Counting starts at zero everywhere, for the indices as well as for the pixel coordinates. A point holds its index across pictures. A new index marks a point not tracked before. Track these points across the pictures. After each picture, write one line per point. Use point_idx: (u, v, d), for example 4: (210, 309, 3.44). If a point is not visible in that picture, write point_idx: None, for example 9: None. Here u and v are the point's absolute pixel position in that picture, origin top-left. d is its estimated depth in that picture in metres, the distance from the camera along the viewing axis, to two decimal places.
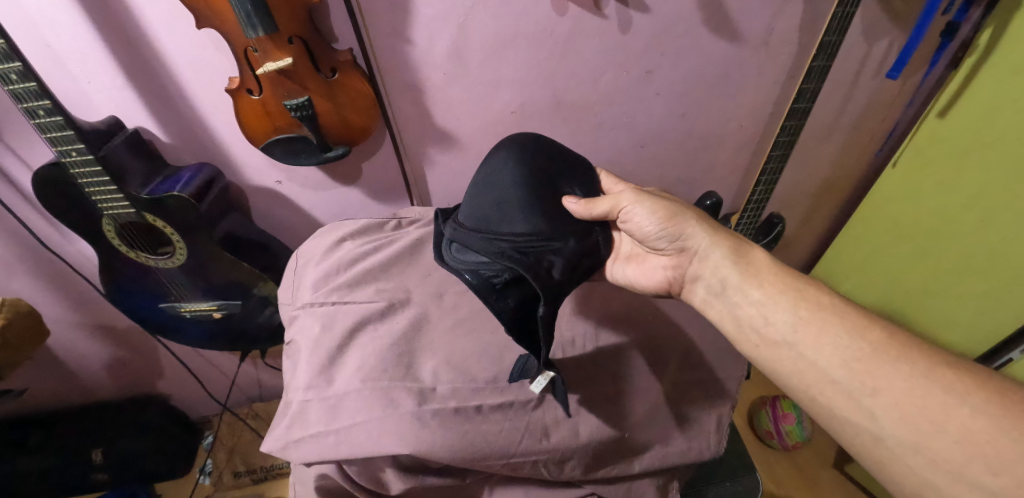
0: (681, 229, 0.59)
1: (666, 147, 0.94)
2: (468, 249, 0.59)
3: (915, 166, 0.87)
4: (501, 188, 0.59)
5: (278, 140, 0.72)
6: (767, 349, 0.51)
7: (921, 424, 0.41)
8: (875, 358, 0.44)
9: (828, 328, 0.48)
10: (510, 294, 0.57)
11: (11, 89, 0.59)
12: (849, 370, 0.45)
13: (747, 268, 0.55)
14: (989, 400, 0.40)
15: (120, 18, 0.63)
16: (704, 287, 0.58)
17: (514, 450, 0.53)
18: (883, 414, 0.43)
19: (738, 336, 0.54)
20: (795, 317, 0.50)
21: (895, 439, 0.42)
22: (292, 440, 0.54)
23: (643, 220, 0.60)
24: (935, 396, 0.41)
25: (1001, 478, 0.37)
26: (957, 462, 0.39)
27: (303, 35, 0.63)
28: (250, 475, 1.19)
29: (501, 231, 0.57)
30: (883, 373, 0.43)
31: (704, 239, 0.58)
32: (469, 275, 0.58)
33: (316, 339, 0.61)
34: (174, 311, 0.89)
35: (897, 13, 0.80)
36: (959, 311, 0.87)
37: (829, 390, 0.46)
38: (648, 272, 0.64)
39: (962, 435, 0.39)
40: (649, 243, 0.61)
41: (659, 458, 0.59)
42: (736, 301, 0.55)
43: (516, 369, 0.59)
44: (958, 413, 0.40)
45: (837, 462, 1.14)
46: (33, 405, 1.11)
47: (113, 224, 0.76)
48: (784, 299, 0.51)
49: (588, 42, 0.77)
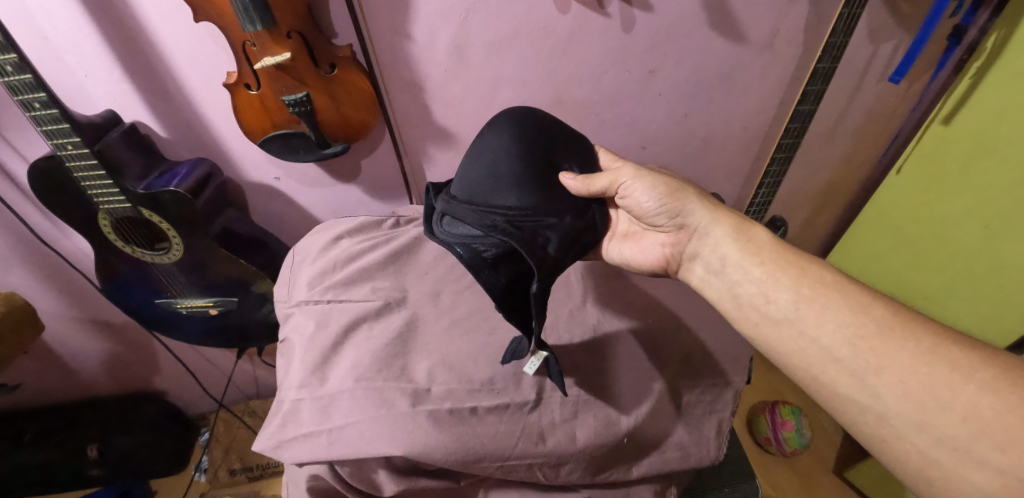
0: (681, 205, 0.59)
1: (668, 148, 0.93)
2: (459, 221, 0.58)
3: (920, 169, 0.86)
4: (495, 163, 0.58)
5: (277, 136, 0.71)
6: (768, 327, 0.50)
7: (926, 401, 0.39)
8: (879, 335, 0.43)
9: (832, 305, 0.46)
10: (501, 271, 0.56)
11: (7, 81, 0.58)
12: (853, 348, 0.44)
13: (748, 244, 0.54)
14: (996, 375, 0.38)
15: (118, 12, 0.62)
16: (703, 265, 0.58)
17: (509, 453, 0.52)
18: (887, 392, 0.41)
19: (738, 314, 0.53)
20: (797, 296, 0.49)
21: (899, 417, 0.41)
22: (284, 439, 0.53)
23: (642, 196, 0.60)
24: (940, 373, 0.40)
25: (1008, 454, 0.35)
26: (963, 439, 0.37)
27: (302, 30, 0.62)
28: (246, 473, 1.19)
29: (494, 203, 0.57)
30: (886, 351, 0.42)
31: (704, 216, 0.58)
32: (461, 249, 0.56)
33: (310, 337, 0.61)
34: (171, 307, 0.88)
35: (904, 15, 0.79)
36: (972, 306, 0.84)
37: (831, 369, 0.44)
38: (646, 249, 0.64)
39: (968, 412, 0.38)
40: (647, 219, 0.62)
41: (658, 465, 0.57)
42: (735, 279, 0.54)
43: (509, 351, 0.59)
44: (964, 390, 0.38)
45: (837, 469, 1.13)
46: (28, 401, 1.11)
47: (109, 218, 0.75)
48: (786, 277, 0.50)
49: (590, 41, 0.76)
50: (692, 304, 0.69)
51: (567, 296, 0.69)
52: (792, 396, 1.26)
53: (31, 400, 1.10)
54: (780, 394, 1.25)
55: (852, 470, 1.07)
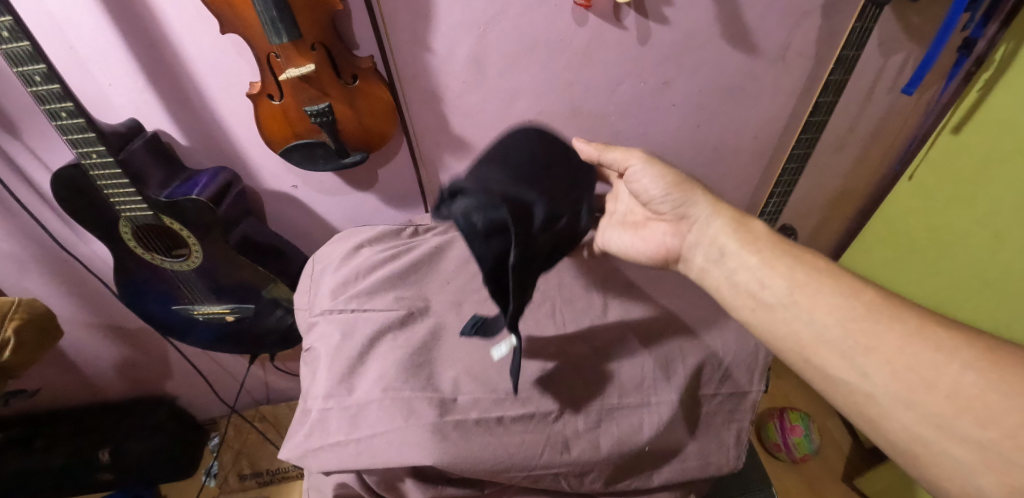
0: (686, 197, 0.59)
1: (680, 157, 0.94)
2: (460, 195, 0.58)
3: (929, 178, 0.88)
4: (501, 154, 0.60)
5: (298, 145, 0.72)
6: (763, 313, 0.50)
7: (912, 380, 0.40)
8: (868, 318, 0.44)
9: (824, 290, 0.47)
10: (493, 241, 0.56)
11: (34, 91, 0.59)
12: (844, 329, 0.44)
13: (746, 236, 0.54)
14: (981, 357, 0.38)
15: (144, 22, 0.63)
16: (703, 253, 0.57)
17: (534, 462, 0.53)
18: (875, 371, 0.42)
19: (734, 300, 0.53)
20: (790, 282, 0.49)
21: (886, 395, 0.41)
22: (310, 448, 0.54)
23: (647, 182, 0.62)
24: (927, 353, 0.40)
25: (990, 430, 0.36)
26: (947, 415, 0.38)
27: (326, 42, 0.63)
28: (256, 478, 1.20)
29: (491, 175, 0.57)
30: (875, 333, 0.43)
31: (705, 209, 0.58)
32: (460, 220, 0.56)
33: (336, 347, 0.61)
34: (187, 313, 0.89)
35: (914, 29, 0.80)
36: (980, 312, 0.84)
37: (822, 350, 0.45)
38: (648, 239, 0.65)
39: (952, 391, 0.38)
40: (653, 206, 0.63)
41: (678, 473, 0.58)
42: (733, 268, 0.54)
43: (469, 324, 0.63)
44: (948, 369, 0.39)
45: (846, 476, 1.13)
46: (41, 405, 1.11)
47: (130, 226, 0.75)
48: (781, 264, 0.51)
49: (607, 54, 0.77)
50: (704, 309, 0.69)
51: (587, 306, 0.69)
52: (802, 403, 1.26)
53: (46, 404, 1.11)
54: (790, 402, 1.26)
55: (863, 477, 1.07)
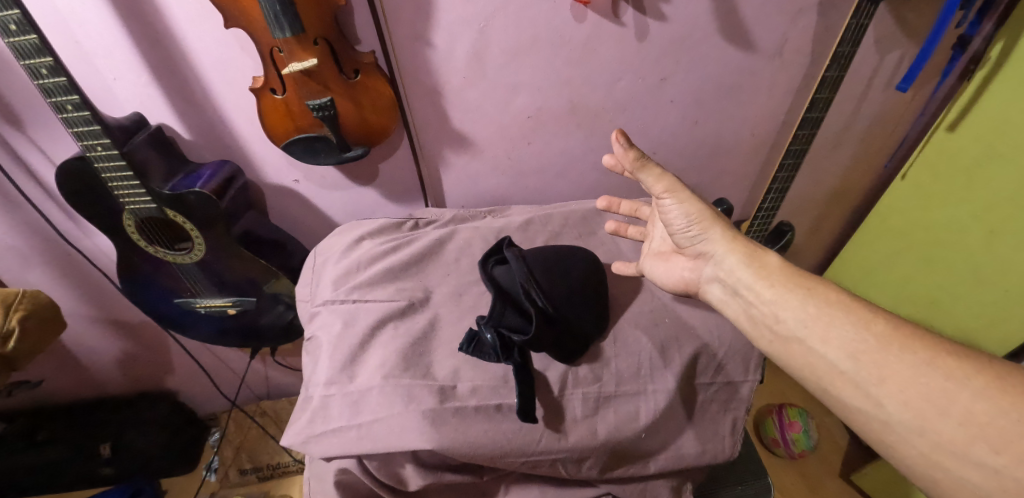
0: (705, 234, 0.58)
1: (678, 153, 0.95)
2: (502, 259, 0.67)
3: (924, 174, 0.89)
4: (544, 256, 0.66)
5: (299, 139, 0.73)
6: (780, 345, 0.50)
7: (925, 408, 0.40)
8: (880, 349, 0.43)
9: (836, 322, 0.46)
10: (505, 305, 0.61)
11: (41, 83, 0.59)
12: (855, 362, 0.44)
13: (760, 270, 0.53)
14: (989, 384, 0.39)
15: (149, 16, 0.64)
16: (721, 287, 0.57)
17: (534, 448, 0.54)
18: (889, 401, 0.42)
19: (752, 332, 0.52)
20: (803, 314, 0.48)
21: (902, 424, 0.41)
22: (313, 435, 0.55)
23: (672, 214, 0.59)
24: (937, 382, 0.40)
25: (1003, 456, 0.37)
26: (961, 442, 0.38)
27: (328, 37, 0.63)
28: (256, 472, 1.19)
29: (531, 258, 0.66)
30: (885, 363, 0.43)
31: (722, 246, 0.56)
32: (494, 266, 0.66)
33: (338, 336, 0.62)
34: (189, 306, 0.89)
35: (909, 27, 0.81)
36: (976, 309, 0.85)
37: (837, 381, 0.45)
38: (670, 269, 0.64)
39: (964, 417, 0.39)
40: (676, 237, 0.61)
41: (673, 461, 0.59)
42: (749, 300, 0.53)
43: (466, 340, 0.60)
44: (960, 396, 0.39)
45: (843, 472, 1.14)
46: (43, 399, 1.12)
47: (134, 219, 0.76)
48: (793, 296, 0.49)
49: (606, 49, 0.78)
50: None
51: None
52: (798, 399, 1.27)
53: (47, 397, 1.12)
54: (786, 397, 1.27)
55: (858, 473, 1.08)
